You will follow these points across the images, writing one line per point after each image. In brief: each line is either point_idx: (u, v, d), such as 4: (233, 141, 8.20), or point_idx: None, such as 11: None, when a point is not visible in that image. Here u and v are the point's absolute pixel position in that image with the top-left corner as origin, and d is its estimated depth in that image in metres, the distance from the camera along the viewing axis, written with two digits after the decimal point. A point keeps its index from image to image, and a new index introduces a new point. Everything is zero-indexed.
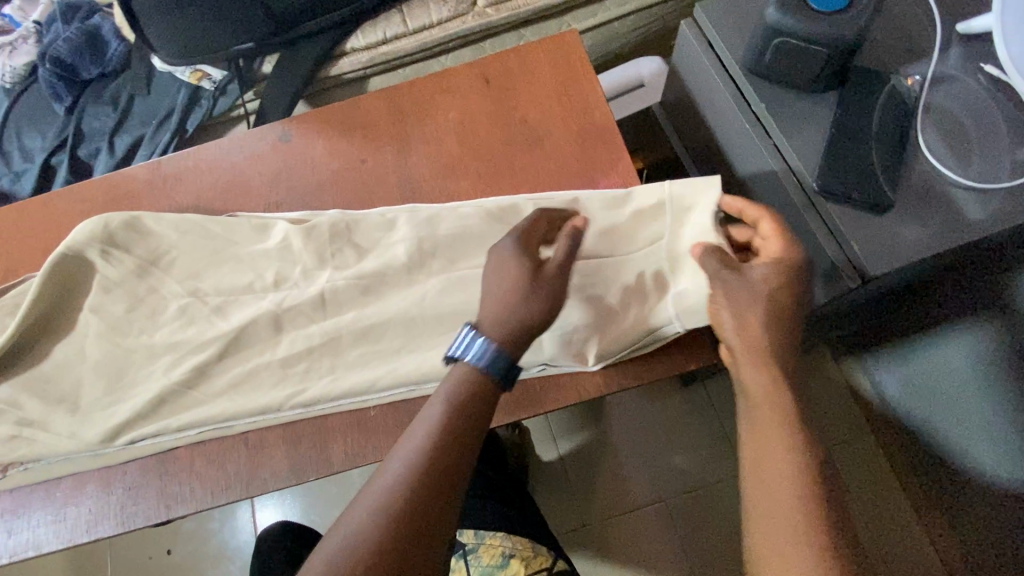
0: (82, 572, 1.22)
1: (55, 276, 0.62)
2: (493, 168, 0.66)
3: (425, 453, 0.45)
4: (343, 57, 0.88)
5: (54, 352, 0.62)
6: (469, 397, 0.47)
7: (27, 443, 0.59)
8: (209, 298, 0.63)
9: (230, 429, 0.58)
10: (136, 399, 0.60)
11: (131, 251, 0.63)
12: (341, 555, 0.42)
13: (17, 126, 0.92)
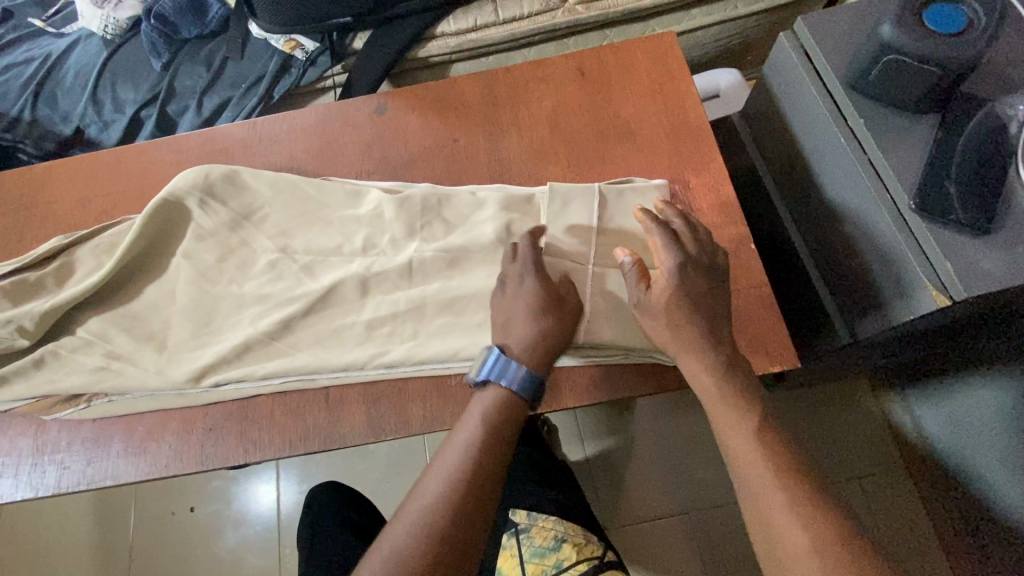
0: (105, 517, 1.32)
1: (157, 218, 0.64)
2: (584, 157, 0.67)
3: (467, 457, 0.51)
4: (432, 40, 0.90)
5: (147, 292, 0.65)
6: (499, 413, 0.53)
7: (115, 375, 0.61)
8: (299, 257, 0.65)
9: (312, 381, 0.60)
10: (223, 343, 0.62)
11: (227, 203, 0.66)
12: (397, 545, 0.47)
13: (113, 76, 0.95)
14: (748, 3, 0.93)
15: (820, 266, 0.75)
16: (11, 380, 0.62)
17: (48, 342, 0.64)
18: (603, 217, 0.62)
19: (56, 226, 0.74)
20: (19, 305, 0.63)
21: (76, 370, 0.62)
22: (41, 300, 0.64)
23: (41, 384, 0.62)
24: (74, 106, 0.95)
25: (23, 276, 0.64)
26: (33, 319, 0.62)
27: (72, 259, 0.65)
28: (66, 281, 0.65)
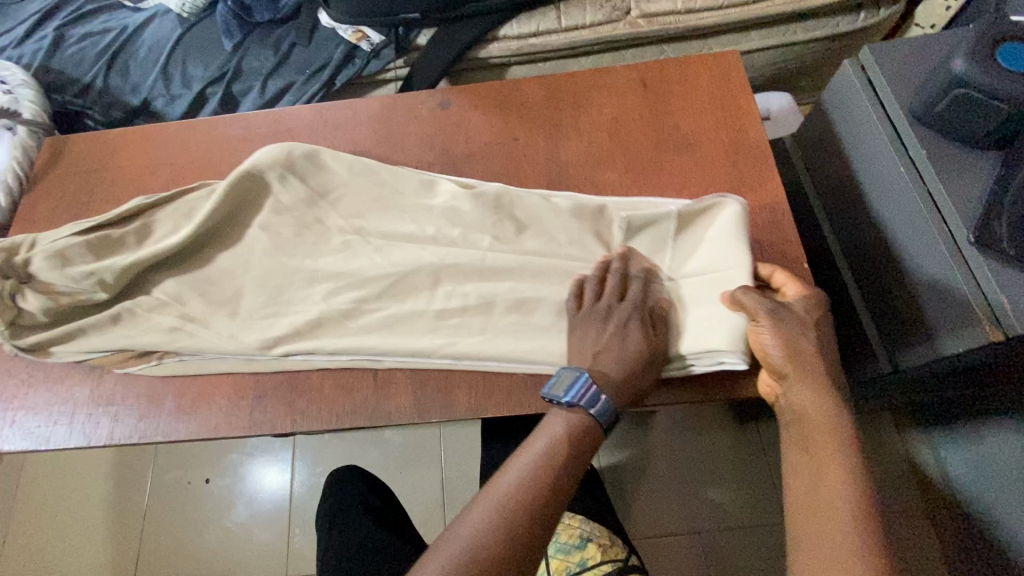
0: (128, 478, 1.42)
1: (239, 186, 0.67)
2: (642, 167, 0.68)
3: (547, 465, 0.51)
4: (493, 42, 0.93)
5: (211, 260, 0.67)
6: (583, 432, 0.53)
7: (189, 335, 0.64)
8: (373, 240, 0.66)
9: (378, 362, 0.61)
10: (295, 317, 0.64)
11: (306, 180, 0.68)
12: (467, 546, 0.46)
13: (184, 53, 0.99)
14: (807, 30, 0.94)
15: (865, 294, 0.75)
16: (87, 332, 0.65)
17: (123, 299, 0.67)
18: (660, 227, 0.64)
19: (124, 189, 0.76)
20: (99, 260, 0.66)
21: (149, 328, 0.65)
22: (121, 256, 0.66)
23: (114, 337, 0.64)
24: (144, 78, 0.98)
25: (106, 233, 0.66)
26: (113, 273, 0.64)
27: (150, 221, 0.68)
28: (144, 241, 0.67)
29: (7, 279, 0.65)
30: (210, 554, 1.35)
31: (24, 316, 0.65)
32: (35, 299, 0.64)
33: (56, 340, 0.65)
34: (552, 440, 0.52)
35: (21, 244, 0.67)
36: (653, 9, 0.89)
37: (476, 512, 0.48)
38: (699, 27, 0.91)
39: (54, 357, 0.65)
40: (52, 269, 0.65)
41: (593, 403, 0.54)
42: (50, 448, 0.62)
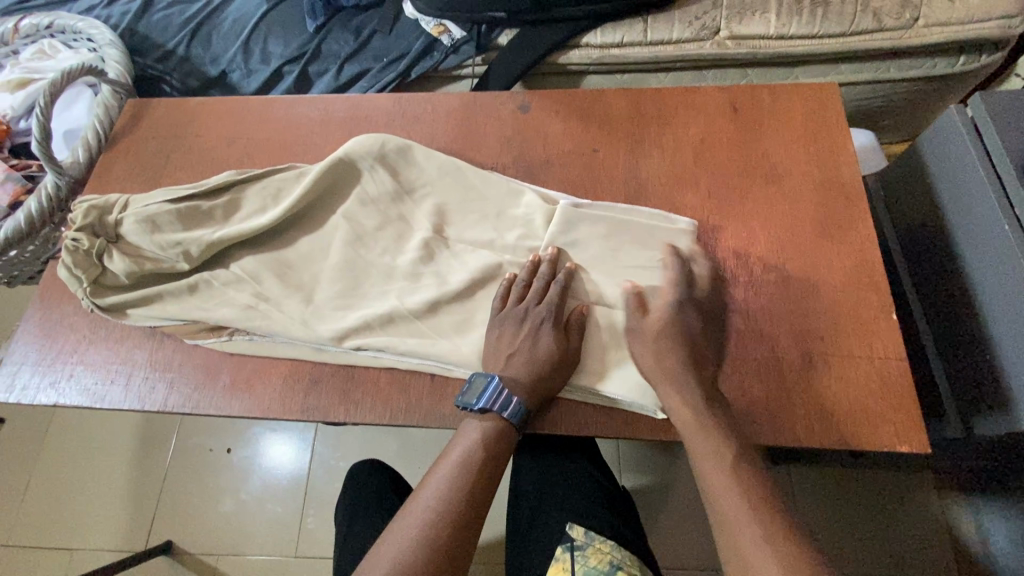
0: (155, 437, 1.45)
1: (329, 175, 0.67)
2: (725, 193, 0.66)
3: (463, 470, 0.54)
4: (575, 48, 0.91)
5: (277, 238, 0.67)
6: (493, 437, 0.55)
7: (261, 316, 0.63)
8: (450, 242, 0.65)
9: (448, 371, 0.60)
10: (363, 309, 0.63)
11: (396, 174, 0.68)
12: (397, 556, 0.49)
13: (267, 30, 1.00)
14: (900, 69, 0.90)
15: (942, 351, 0.72)
16: (165, 300, 0.65)
17: (202, 271, 0.67)
18: (740, 260, 0.62)
19: (199, 158, 0.77)
20: (187, 230, 0.66)
21: (222, 303, 0.64)
22: (207, 229, 0.66)
23: (190, 308, 0.64)
24: (224, 49, 1.00)
25: (196, 204, 0.67)
26: (199, 246, 0.65)
27: (234, 195, 0.68)
28: (229, 216, 0.67)
29: (97, 238, 0.65)
30: (222, 524, 1.36)
31: (106, 276, 0.66)
32: (120, 262, 0.65)
33: (134, 304, 0.65)
34: (465, 449, 0.55)
35: (113, 205, 0.67)
36: (744, 31, 0.87)
37: (401, 525, 0.52)
38: (788, 55, 0.88)
39: (131, 320, 0.65)
40: (141, 234, 0.65)
41: (504, 406, 0.55)
42: (105, 408, 0.63)
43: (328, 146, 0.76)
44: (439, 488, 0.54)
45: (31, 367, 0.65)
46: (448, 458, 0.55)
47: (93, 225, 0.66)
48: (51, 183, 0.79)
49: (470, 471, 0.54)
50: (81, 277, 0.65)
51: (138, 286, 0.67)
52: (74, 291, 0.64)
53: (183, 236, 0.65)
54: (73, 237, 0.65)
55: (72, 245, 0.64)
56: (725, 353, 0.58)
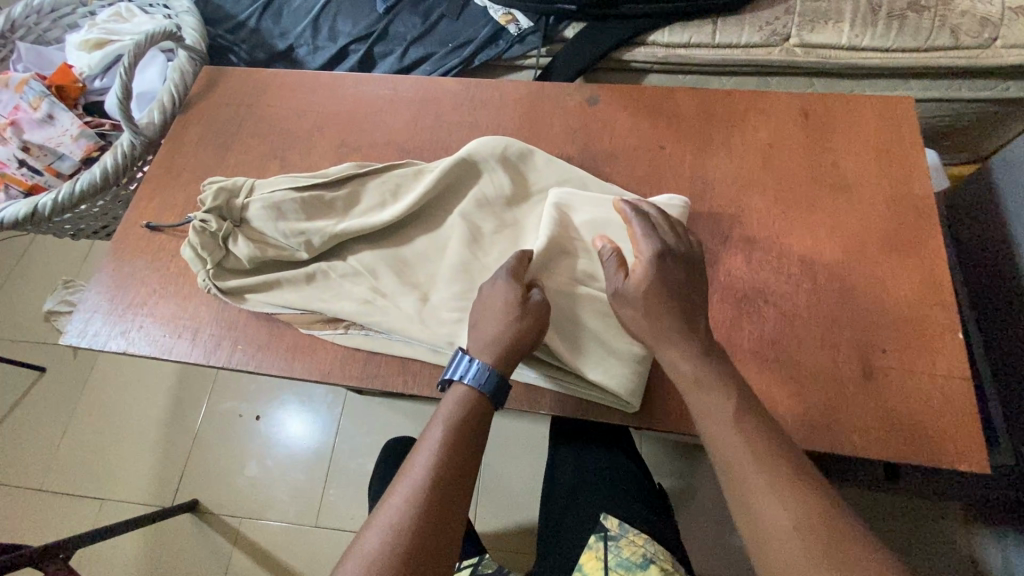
0: (188, 397, 1.49)
1: (452, 174, 0.66)
2: (792, 199, 0.66)
3: (447, 441, 0.51)
4: (641, 46, 0.91)
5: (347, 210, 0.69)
6: (472, 411, 0.53)
7: (338, 292, 0.64)
8: (512, 228, 0.66)
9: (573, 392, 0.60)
10: (425, 286, 0.64)
11: (512, 176, 0.67)
12: (387, 533, 0.46)
13: (336, 9, 1.02)
14: (970, 88, 0.89)
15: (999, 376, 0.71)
16: (282, 286, 0.65)
17: (322, 262, 0.66)
18: (803, 268, 0.62)
19: (269, 127, 0.79)
20: (311, 219, 0.65)
21: (340, 295, 0.64)
22: (331, 220, 0.65)
23: (311, 299, 0.64)
24: (294, 25, 1.02)
25: (319, 193, 0.66)
26: (322, 237, 0.64)
27: (356, 188, 0.67)
28: (350, 208, 0.67)
29: (224, 221, 0.65)
30: (246, 488, 1.40)
31: (228, 259, 0.65)
32: (245, 246, 0.64)
33: (254, 289, 0.65)
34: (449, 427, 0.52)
35: (240, 189, 0.66)
36: (814, 39, 0.86)
37: (384, 509, 0.48)
38: (857, 66, 0.87)
39: (249, 305, 0.64)
40: (267, 220, 0.64)
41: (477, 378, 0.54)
42: (172, 360, 0.65)
43: (396, 125, 0.77)
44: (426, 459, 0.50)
45: (103, 316, 0.68)
46: (432, 433, 0.52)
47: (222, 209, 0.65)
48: (127, 141, 0.82)
49: (455, 444, 0.51)
50: (202, 256, 0.65)
51: (257, 271, 0.67)
52: (198, 271, 0.64)
53: (310, 227, 0.64)
54: (203, 217, 0.64)
55: (201, 225, 0.64)
56: (785, 358, 0.58)
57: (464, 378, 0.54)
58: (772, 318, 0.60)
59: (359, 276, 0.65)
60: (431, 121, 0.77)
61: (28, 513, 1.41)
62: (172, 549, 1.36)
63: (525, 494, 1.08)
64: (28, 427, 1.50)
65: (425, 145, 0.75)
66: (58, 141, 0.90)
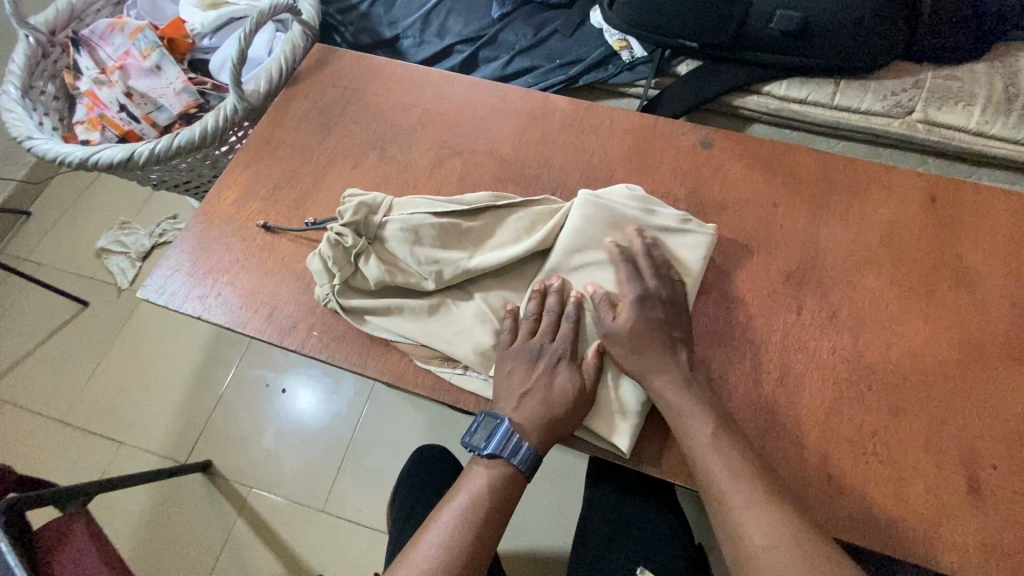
0: (220, 356, 1.50)
1: (597, 222, 0.62)
2: (906, 284, 0.62)
3: (463, 517, 0.55)
4: (754, 94, 0.88)
5: (482, 231, 0.64)
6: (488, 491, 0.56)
7: (457, 328, 0.61)
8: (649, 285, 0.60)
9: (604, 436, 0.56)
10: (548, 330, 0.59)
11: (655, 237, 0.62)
12: None
13: (450, 8, 1.02)
14: None
15: None
16: (403, 314, 0.61)
17: (446, 295, 0.63)
18: (910, 359, 0.58)
19: (373, 114, 0.78)
20: (445, 249, 0.62)
21: (464, 334, 0.60)
22: (463, 252, 0.63)
23: (433, 335, 0.60)
24: (405, 16, 1.03)
25: (456, 222, 0.63)
26: (455, 270, 0.61)
27: (491, 219, 0.65)
28: (483, 241, 0.64)
29: (360, 237, 0.62)
30: (260, 459, 1.39)
31: (355, 277, 0.63)
32: (376, 267, 0.61)
33: (375, 311, 0.62)
34: (475, 495, 0.56)
35: (378, 205, 0.64)
36: (939, 118, 0.83)
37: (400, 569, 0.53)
38: (981, 154, 0.83)
39: (368, 328, 0.61)
40: (403, 243, 0.62)
41: (513, 452, 0.56)
42: (245, 333, 0.64)
43: (501, 135, 0.75)
44: (440, 531, 0.54)
45: (182, 276, 0.67)
46: (467, 485, 0.57)
47: (360, 227, 0.62)
48: (231, 105, 0.82)
49: (466, 522, 0.54)
50: (330, 268, 0.62)
51: (380, 292, 0.64)
52: (324, 284, 0.61)
53: (445, 256, 0.62)
54: (341, 231, 0.61)
55: (337, 239, 0.62)
56: (880, 454, 0.54)
57: (505, 454, 0.56)
58: (876, 409, 0.56)
59: (463, 294, 0.63)
60: (538, 136, 0.75)
61: (48, 443, 1.43)
62: (177, 506, 1.36)
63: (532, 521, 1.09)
64: (62, 358, 1.52)
65: (529, 161, 0.73)
66: (160, 92, 0.90)
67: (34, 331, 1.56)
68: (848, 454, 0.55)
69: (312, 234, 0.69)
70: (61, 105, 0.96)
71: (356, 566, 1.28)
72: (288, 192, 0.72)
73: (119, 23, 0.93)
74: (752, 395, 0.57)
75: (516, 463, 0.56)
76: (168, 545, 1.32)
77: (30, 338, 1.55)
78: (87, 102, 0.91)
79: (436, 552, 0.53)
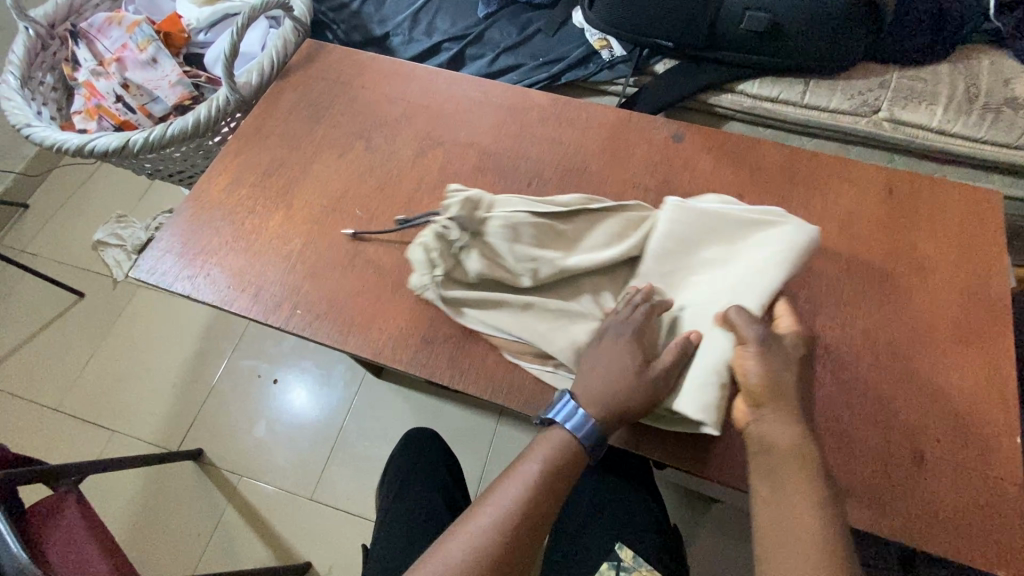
0: (213, 347, 1.53)
1: (687, 226, 0.63)
2: (861, 271, 0.65)
3: (531, 485, 0.53)
4: (728, 92, 0.92)
5: (575, 230, 0.65)
6: (559, 465, 0.55)
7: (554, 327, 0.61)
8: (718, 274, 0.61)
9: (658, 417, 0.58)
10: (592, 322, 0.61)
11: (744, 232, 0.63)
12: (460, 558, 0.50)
13: (438, 7, 1.05)
14: None
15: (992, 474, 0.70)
16: (503, 309, 0.62)
17: (539, 294, 0.64)
18: (862, 340, 0.62)
19: (360, 107, 0.81)
20: (542, 247, 0.63)
21: (559, 330, 0.61)
22: (559, 253, 0.64)
23: (532, 330, 0.61)
24: (394, 15, 1.06)
25: (554, 223, 0.64)
26: (553, 269, 0.62)
27: (583, 222, 0.66)
28: (577, 242, 0.65)
29: (464, 231, 0.62)
30: (251, 448, 1.41)
31: (455, 270, 0.63)
32: (479, 262, 0.62)
33: (474, 304, 0.63)
34: (541, 468, 0.54)
35: (480, 201, 0.64)
36: (904, 117, 0.86)
37: (460, 534, 0.52)
38: (942, 151, 0.86)
39: (467, 320, 0.63)
40: (503, 239, 0.62)
41: (579, 427, 0.55)
42: (233, 312, 0.67)
43: (482, 127, 0.78)
44: (504, 500, 0.53)
45: (174, 257, 0.70)
46: (515, 481, 0.54)
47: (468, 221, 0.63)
48: (223, 97, 0.85)
49: (532, 492, 0.53)
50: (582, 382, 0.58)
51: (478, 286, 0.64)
52: (426, 275, 0.62)
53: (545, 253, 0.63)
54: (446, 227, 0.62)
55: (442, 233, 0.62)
56: (831, 427, 0.58)
57: (574, 429, 0.55)
58: (828, 386, 0.59)
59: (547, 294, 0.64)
60: (517, 129, 0.78)
61: (42, 431, 1.45)
62: (168, 493, 1.38)
63: None
64: (58, 347, 1.55)
65: (508, 152, 0.76)
66: (156, 84, 0.93)
67: (30, 321, 1.58)
68: None
69: (299, 219, 0.72)
70: (59, 96, 0.99)
71: (343, 553, 1.31)
72: (276, 178, 0.75)
73: (117, 17, 0.96)
74: None
75: (583, 439, 0.55)
76: (160, 530, 1.34)
77: (26, 328, 1.58)
78: (85, 92, 0.94)
79: (495, 519, 0.52)
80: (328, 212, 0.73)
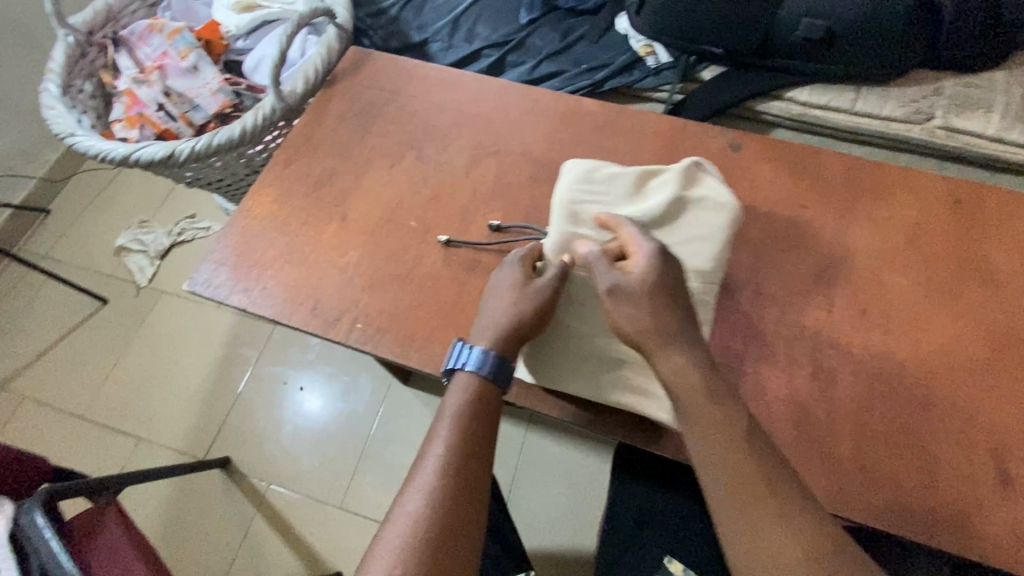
0: (240, 354, 1.51)
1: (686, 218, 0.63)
2: (933, 284, 0.64)
3: (449, 436, 0.54)
4: (776, 99, 0.91)
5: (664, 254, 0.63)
6: (467, 410, 0.56)
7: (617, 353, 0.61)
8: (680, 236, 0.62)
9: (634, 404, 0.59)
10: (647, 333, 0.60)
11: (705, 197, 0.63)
12: (408, 531, 0.50)
13: (478, 14, 1.04)
14: None
15: None
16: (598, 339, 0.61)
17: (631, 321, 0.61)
18: (938, 356, 0.60)
19: (409, 116, 0.80)
20: None
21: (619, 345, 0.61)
22: None
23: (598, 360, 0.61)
24: (433, 21, 1.05)
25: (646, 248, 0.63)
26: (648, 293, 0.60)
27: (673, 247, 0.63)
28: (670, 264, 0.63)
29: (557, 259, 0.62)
30: (277, 456, 1.40)
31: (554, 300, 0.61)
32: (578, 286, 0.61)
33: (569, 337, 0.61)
34: (454, 416, 0.55)
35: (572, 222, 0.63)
36: (958, 125, 0.85)
37: (400, 507, 0.52)
38: (998, 159, 0.85)
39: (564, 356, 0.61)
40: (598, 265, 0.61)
41: (476, 361, 0.57)
42: (289, 326, 0.66)
43: (534, 136, 0.77)
44: (431, 462, 0.53)
45: (227, 270, 0.69)
46: (432, 446, 0.54)
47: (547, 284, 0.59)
48: (269, 105, 0.84)
49: (452, 446, 0.54)
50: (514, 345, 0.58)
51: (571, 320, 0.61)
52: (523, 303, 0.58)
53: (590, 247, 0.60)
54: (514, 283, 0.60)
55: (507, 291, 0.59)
56: (911, 445, 0.56)
57: (468, 366, 0.57)
58: (905, 403, 0.58)
59: None
60: (570, 138, 0.77)
61: (68, 438, 1.44)
62: (195, 502, 1.37)
63: (539, 508, 1.17)
64: (82, 354, 1.54)
65: (562, 161, 0.75)
66: (197, 92, 0.93)
67: (54, 327, 1.57)
68: (881, 447, 0.56)
69: (353, 230, 0.71)
70: (97, 104, 0.98)
71: None
72: (327, 189, 0.74)
73: (158, 25, 0.96)
74: (785, 388, 0.59)
75: (484, 373, 0.57)
76: (187, 539, 1.34)
77: (49, 334, 1.57)
78: (125, 100, 0.94)
79: (433, 485, 0.52)
80: (382, 224, 0.71)
